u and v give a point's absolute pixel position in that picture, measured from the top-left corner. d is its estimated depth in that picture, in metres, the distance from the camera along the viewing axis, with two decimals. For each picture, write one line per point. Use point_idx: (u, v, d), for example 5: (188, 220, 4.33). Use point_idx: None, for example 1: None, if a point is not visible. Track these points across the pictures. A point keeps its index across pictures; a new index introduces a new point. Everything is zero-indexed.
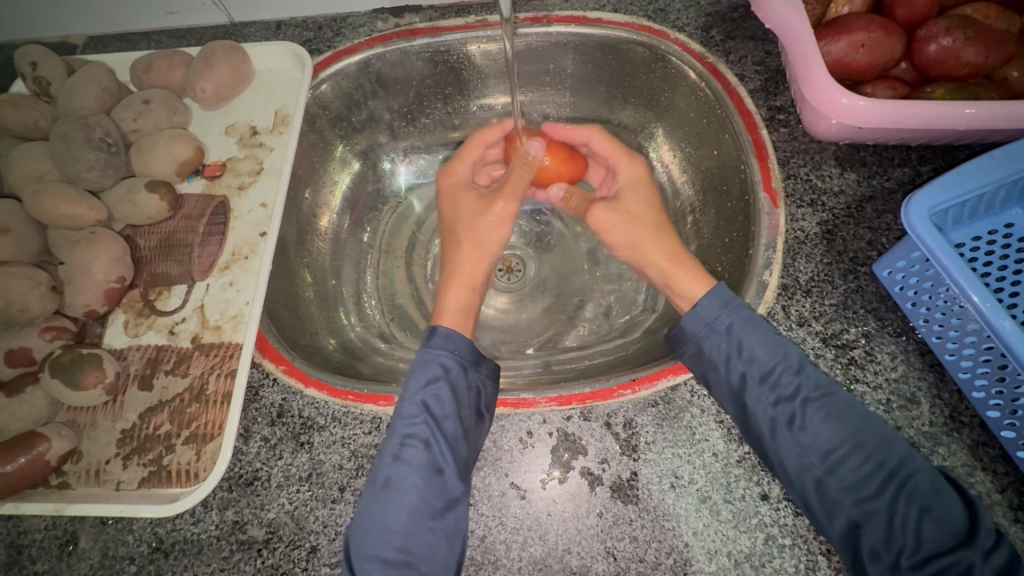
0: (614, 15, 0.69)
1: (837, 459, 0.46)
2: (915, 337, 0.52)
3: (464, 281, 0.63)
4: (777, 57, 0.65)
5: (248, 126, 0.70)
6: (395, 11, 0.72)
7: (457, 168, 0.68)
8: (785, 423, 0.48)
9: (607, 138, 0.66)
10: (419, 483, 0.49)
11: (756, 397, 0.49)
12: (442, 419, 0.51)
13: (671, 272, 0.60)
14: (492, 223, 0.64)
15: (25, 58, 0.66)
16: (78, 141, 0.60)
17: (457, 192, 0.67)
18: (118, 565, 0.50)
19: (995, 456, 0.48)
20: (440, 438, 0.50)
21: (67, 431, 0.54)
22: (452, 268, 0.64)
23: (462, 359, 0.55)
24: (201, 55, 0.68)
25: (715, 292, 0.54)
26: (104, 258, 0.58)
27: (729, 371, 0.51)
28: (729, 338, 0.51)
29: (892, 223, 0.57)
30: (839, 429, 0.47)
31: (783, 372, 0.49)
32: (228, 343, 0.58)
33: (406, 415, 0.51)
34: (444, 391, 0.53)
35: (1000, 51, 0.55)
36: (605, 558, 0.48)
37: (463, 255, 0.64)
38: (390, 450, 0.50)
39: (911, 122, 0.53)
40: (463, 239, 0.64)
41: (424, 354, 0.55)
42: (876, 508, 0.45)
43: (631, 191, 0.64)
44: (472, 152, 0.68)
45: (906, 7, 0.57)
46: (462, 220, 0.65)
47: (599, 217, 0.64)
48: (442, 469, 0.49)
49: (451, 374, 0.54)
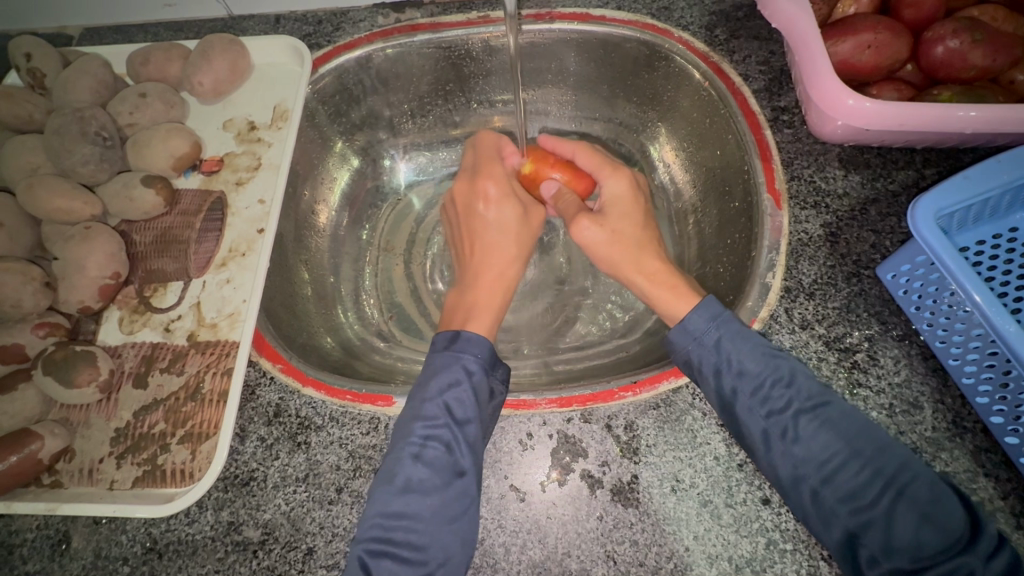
0: (617, 13, 0.69)
1: (834, 469, 0.45)
2: (918, 341, 0.52)
3: (498, 288, 0.61)
4: (781, 57, 0.65)
5: (246, 121, 0.69)
6: (396, 7, 0.71)
7: (491, 172, 0.65)
8: (777, 437, 0.47)
9: (591, 152, 0.65)
10: (440, 484, 0.47)
11: (747, 408, 0.48)
12: (465, 423, 0.50)
13: (652, 289, 0.58)
14: (535, 233, 0.65)
15: (19, 49, 0.65)
16: (72, 135, 0.59)
17: (506, 198, 0.63)
18: (111, 566, 0.50)
19: (998, 463, 0.48)
20: (462, 441, 0.49)
21: (60, 429, 0.54)
22: (493, 275, 0.61)
23: (485, 364, 0.53)
24: (198, 49, 0.67)
25: (713, 300, 0.52)
26: (100, 254, 0.57)
27: (720, 382, 0.50)
28: (717, 352, 0.50)
29: (896, 226, 0.56)
30: (831, 438, 0.46)
31: (772, 386, 0.48)
32: (224, 341, 0.58)
33: (427, 416, 0.50)
34: (468, 395, 0.51)
35: (1008, 53, 0.55)
36: (605, 562, 0.48)
37: (504, 262, 0.61)
38: (410, 450, 0.49)
39: (916, 124, 0.52)
40: (511, 247, 0.62)
41: (451, 360, 0.52)
42: (874, 517, 0.43)
43: (615, 208, 0.61)
44: (491, 153, 0.68)
45: (913, 8, 0.57)
46: (515, 228, 0.62)
47: (584, 230, 0.60)
48: (463, 472, 0.48)
49: (474, 379, 0.52)
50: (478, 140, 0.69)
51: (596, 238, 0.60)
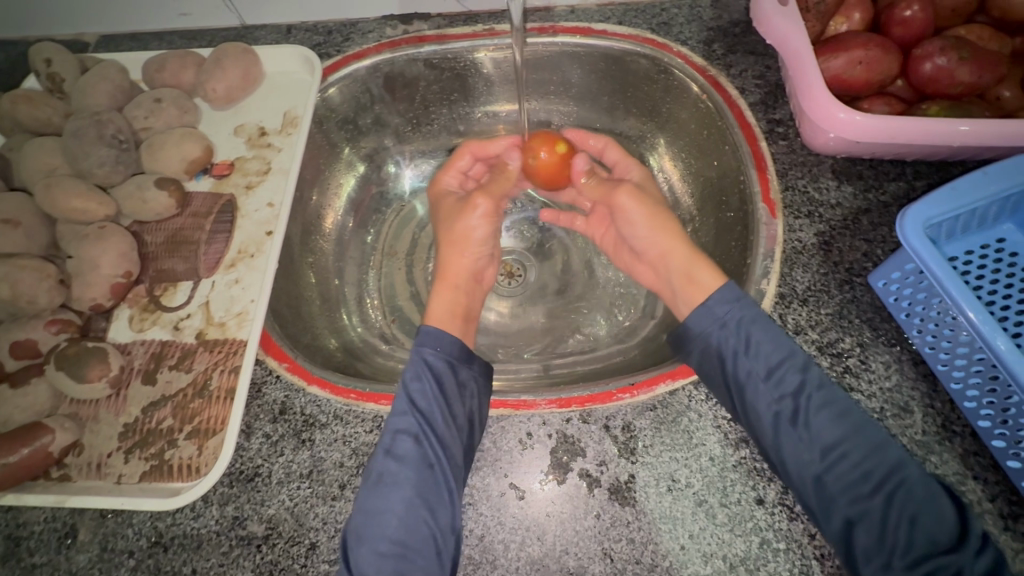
0: (618, 27, 0.71)
1: (836, 457, 0.47)
2: (908, 347, 0.54)
3: (449, 283, 0.65)
4: (776, 72, 0.67)
5: (257, 127, 0.71)
6: (404, 18, 0.73)
7: (444, 176, 0.72)
8: (787, 420, 0.49)
9: (616, 146, 0.71)
10: (411, 477, 0.50)
11: (759, 392, 0.50)
12: (431, 415, 0.53)
13: (687, 261, 0.59)
14: (467, 228, 0.67)
15: (39, 55, 0.67)
16: (90, 138, 0.61)
17: (441, 200, 0.72)
18: (116, 559, 0.51)
19: (986, 466, 0.49)
20: (430, 434, 0.52)
21: (70, 423, 0.55)
22: (442, 271, 0.67)
23: (451, 357, 0.56)
24: (212, 57, 0.69)
25: (733, 286, 0.54)
26: (112, 253, 0.59)
27: (735, 366, 0.51)
28: (738, 333, 0.52)
29: (887, 235, 0.58)
30: (838, 428, 0.47)
31: (786, 369, 0.50)
32: (232, 339, 0.59)
33: (397, 411, 0.53)
34: (432, 385, 0.54)
35: (993, 71, 0.57)
36: (602, 559, 0.49)
37: (448, 257, 0.66)
38: (383, 445, 0.51)
39: (906, 137, 0.54)
40: (444, 242, 0.68)
41: (412, 354, 0.57)
42: (871, 507, 0.45)
43: (646, 186, 0.66)
44: (460, 161, 0.71)
45: (902, 26, 0.59)
46: (443, 225, 0.69)
47: (624, 202, 0.63)
48: (433, 464, 0.50)
49: (437, 370, 0.56)
50: (458, 149, 0.71)
51: (636, 212, 0.63)
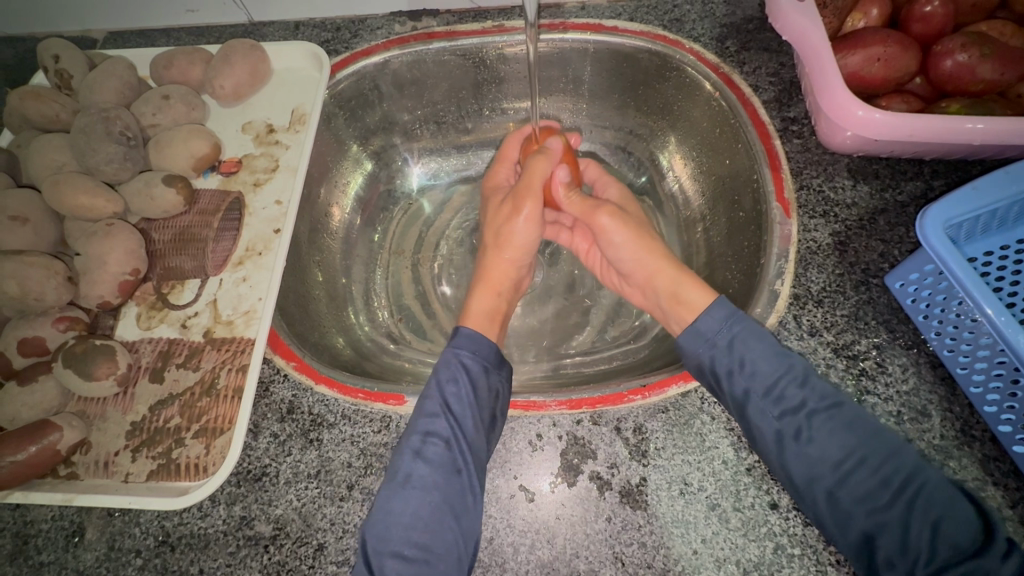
0: (629, 23, 0.70)
1: (848, 469, 0.46)
2: (926, 350, 0.53)
3: (491, 286, 0.64)
4: (791, 69, 0.66)
5: (265, 124, 0.70)
6: (413, 15, 0.73)
7: (500, 168, 0.73)
8: (790, 437, 0.48)
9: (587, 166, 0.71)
10: (439, 481, 0.49)
11: (760, 411, 0.49)
12: (463, 419, 0.52)
13: (675, 283, 0.58)
14: (512, 226, 0.64)
15: (47, 51, 0.67)
16: (97, 134, 0.61)
17: (492, 194, 0.72)
18: (123, 558, 0.50)
19: (1007, 471, 0.48)
20: (461, 438, 0.50)
21: (77, 421, 0.54)
22: (482, 273, 0.66)
23: (485, 360, 0.56)
24: (220, 53, 0.69)
25: (723, 302, 0.54)
26: (119, 250, 0.58)
27: (733, 384, 0.50)
28: (730, 354, 0.51)
29: (904, 236, 0.57)
30: (845, 440, 0.47)
31: (787, 385, 0.49)
32: (240, 338, 0.59)
33: (428, 412, 0.52)
34: (466, 389, 0.53)
35: (1015, 68, 0.56)
36: (613, 563, 0.48)
37: (491, 260, 0.65)
38: (411, 446, 0.51)
39: (925, 135, 0.53)
40: (489, 242, 0.67)
41: (449, 355, 0.56)
42: (890, 519, 0.44)
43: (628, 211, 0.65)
44: (511, 154, 0.73)
45: (922, 22, 0.58)
46: (490, 223, 0.68)
47: (603, 225, 0.63)
48: (461, 469, 0.49)
49: (472, 374, 0.55)
50: (504, 144, 0.74)
51: (617, 234, 0.62)
